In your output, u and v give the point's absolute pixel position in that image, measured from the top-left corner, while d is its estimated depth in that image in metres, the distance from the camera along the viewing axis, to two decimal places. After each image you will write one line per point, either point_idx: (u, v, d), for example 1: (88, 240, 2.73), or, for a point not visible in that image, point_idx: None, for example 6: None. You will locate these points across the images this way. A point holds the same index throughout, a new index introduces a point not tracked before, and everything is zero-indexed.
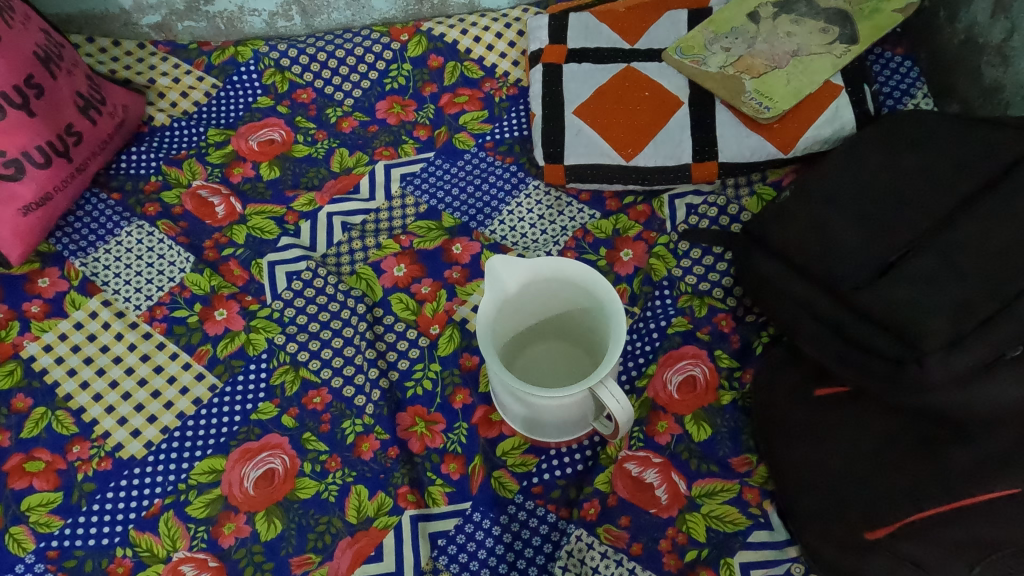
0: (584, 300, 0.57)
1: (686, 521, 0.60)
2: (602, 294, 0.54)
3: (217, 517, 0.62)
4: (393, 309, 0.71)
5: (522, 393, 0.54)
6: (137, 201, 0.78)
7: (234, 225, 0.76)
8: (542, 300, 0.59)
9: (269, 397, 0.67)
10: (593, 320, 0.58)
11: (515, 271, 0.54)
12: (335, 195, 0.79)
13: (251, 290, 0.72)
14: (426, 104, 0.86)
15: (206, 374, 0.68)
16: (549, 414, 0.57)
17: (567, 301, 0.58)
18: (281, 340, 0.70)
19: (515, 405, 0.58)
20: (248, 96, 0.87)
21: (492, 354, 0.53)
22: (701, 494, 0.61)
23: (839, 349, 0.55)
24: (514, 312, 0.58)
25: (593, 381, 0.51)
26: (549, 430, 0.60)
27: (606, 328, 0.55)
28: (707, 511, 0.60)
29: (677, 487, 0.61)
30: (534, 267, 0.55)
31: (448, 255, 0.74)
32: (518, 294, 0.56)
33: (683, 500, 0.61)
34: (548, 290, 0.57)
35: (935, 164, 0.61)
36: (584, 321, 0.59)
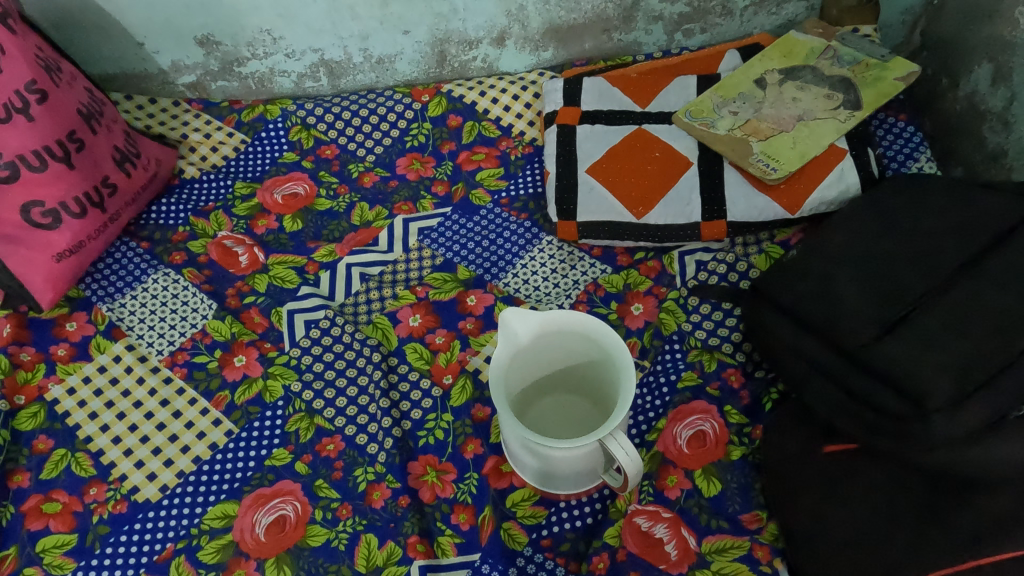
0: (594, 351, 0.58)
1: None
2: (612, 345, 0.55)
3: (227, 564, 0.62)
4: (408, 359, 0.73)
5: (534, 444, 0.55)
6: (165, 250, 0.81)
7: (257, 274, 0.79)
8: (551, 351, 0.60)
9: (284, 443, 0.68)
10: (603, 371, 0.59)
11: (526, 321, 0.56)
12: (354, 247, 0.81)
13: (270, 337, 0.74)
14: (444, 161, 0.89)
15: (223, 419, 0.70)
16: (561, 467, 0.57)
17: (577, 352, 0.60)
18: (297, 387, 0.71)
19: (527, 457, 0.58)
20: (274, 152, 0.91)
21: (504, 405, 0.54)
22: (712, 553, 0.61)
23: (843, 404, 0.56)
24: (524, 363, 0.59)
25: (605, 431, 0.52)
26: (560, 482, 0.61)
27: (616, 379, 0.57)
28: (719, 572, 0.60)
29: (687, 545, 0.61)
30: (543, 319, 0.56)
31: (462, 307, 0.76)
32: (529, 345, 0.58)
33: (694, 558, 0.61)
34: (557, 342, 0.59)
35: (938, 226, 0.62)
36: (593, 371, 0.61)
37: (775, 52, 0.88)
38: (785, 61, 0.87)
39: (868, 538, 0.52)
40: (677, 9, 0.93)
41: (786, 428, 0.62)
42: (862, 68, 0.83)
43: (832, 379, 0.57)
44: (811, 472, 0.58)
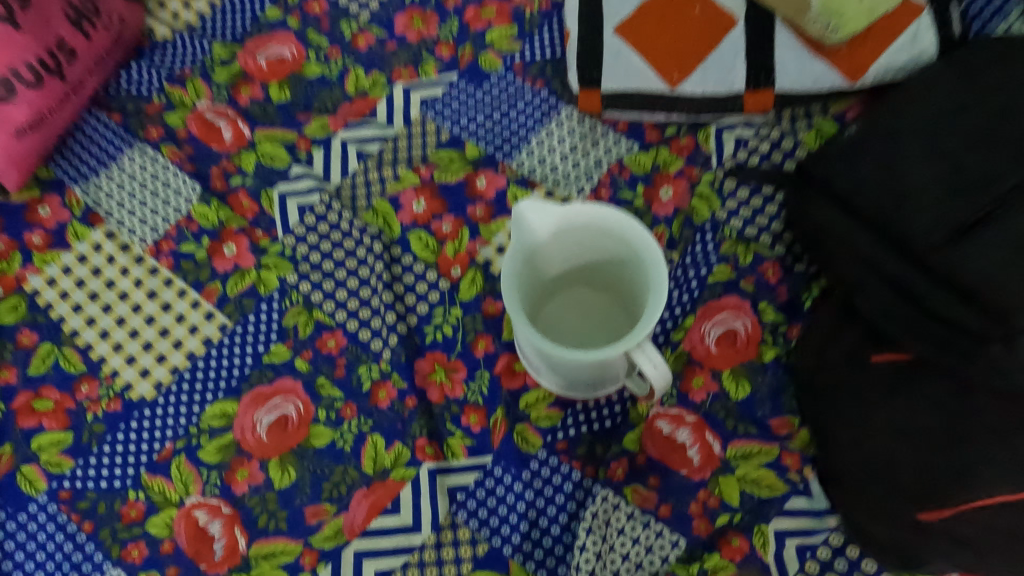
0: (621, 248, 0.52)
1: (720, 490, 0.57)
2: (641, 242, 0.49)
3: (230, 463, 0.61)
4: (412, 248, 0.66)
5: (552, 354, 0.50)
6: (140, 124, 0.72)
7: (243, 152, 0.71)
8: (572, 248, 0.54)
9: (282, 339, 0.64)
10: (630, 271, 0.53)
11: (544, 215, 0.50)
12: (350, 120, 0.72)
13: (262, 224, 0.68)
14: (449, 18, 0.77)
15: (216, 313, 0.65)
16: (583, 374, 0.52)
17: (601, 249, 0.54)
18: (294, 280, 0.66)
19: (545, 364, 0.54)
20: (254, 7, 0.78)
21: (519, 310, 0.48)
22: (739, 459, 0.58)
23: (903, 310, 0.49)
24: (541, 262, 0.53)
25: (632, 340, 0.47)
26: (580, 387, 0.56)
27: (645, 279, 0.51)
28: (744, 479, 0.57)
29: (712, 451, 0.58)
30: (564, 212, 0.50)
31: (471, 190, 0.68)
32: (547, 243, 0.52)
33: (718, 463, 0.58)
34: (579, 238, 0.53)
35: None
36: (618, 270, 0.55)
37: None
38: None
39: (909, 455, 0.48)
40: None
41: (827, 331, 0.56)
42: None
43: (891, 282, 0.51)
44: (852, 380, 0.52)
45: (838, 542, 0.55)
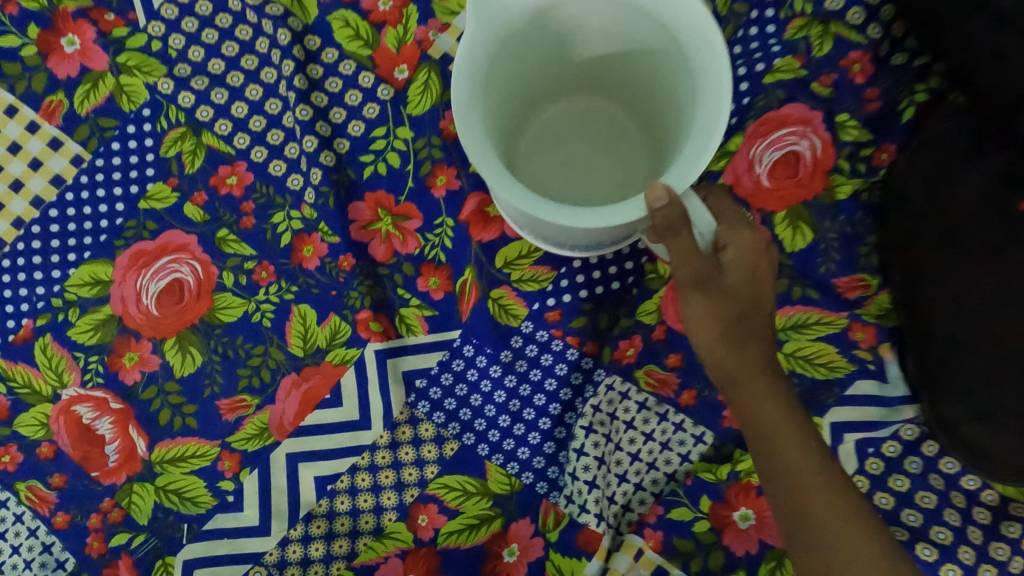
0: (640, 37, 0.35)
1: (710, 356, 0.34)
2: (679, 22, 0.33)
3: (112, 345, 0.45)
4: (336, 39, 0.46)
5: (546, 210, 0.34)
6: None
7: None
8: (561, 41, 0.37)
9: (162, 177, 0.46)
10: (652, 69, 0.37)
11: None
12: None
13: (113, 4, 0.46)
14: None
15: (64, 141, 0.46)
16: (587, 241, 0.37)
17: (608, 46, 0.37)
18: (169, 89, 0.46)
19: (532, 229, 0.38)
20: None
21: (489, 140, 0.32)
22: (731, 295, 0.34)
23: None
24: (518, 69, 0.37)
25: (675, 181, 0.31)
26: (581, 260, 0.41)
27: (682, 83, 0.35)
28: (739, 337, 0.34)
29: (700, 297, 0.34)
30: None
31: None
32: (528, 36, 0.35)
33: (710, 322, 0.34)
34: (572, 22, 0.36)
35: None
36: (630, 69, 0.38)
37: None
38: None
39: None
40: None
41: (944, 157, 0.39)
42: None
43: None
44: (986, 238, 0.36)
45: (911, 435, 0.42)
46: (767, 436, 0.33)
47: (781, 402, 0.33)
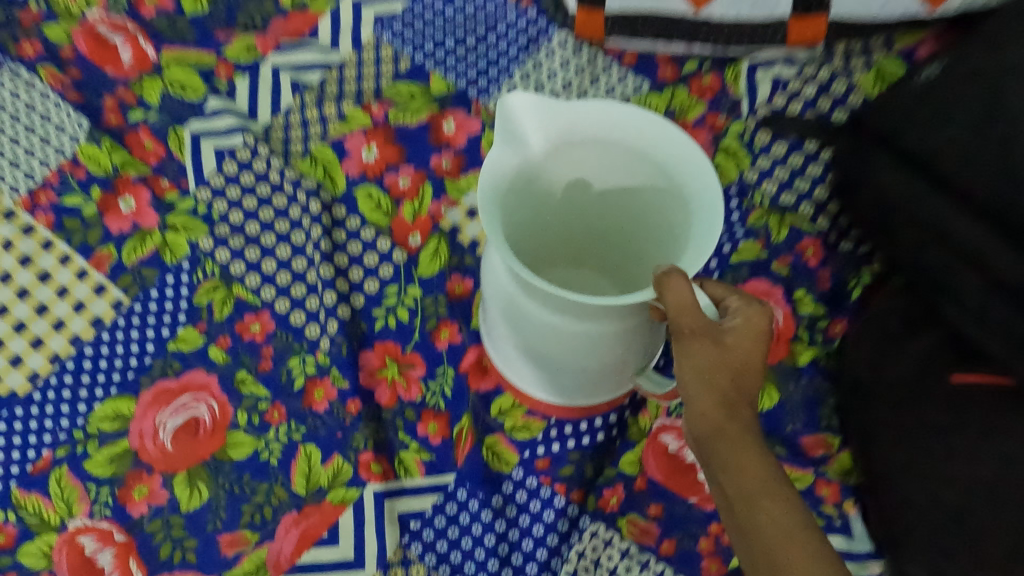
0: (637, 176, 0.41)
1: (700, 423, 0.35)
2: (671, 160, 0.38)
3: (125, 478, 0.48)
4: (359, 208, 0.53)
5: (557, 309, 0.37)
6: (10, 37, 0.56)
7: (145, 78, 0.55)
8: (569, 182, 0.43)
9: (192, 322, 0.51)
10: (649, 211, 0.42)
11: (536, 118, 0.39)
12: (283, 42, 0.57)
13: (169, 172, 0.53)
14: None
15: (108, 286, 0.51)
16: (589, 353, 0.40)
17: (605, 184, 0.43)
18: (208, 246, 0.52)
19: (536, 338, 0.41)
20: None
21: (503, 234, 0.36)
22: (729, 366, 0.35)
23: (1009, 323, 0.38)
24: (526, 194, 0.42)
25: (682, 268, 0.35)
26: (580, 380, 0.44)
27: (675, 214, 0.40)
28: (732, 411, 0.35)
29: (699, 361, 0.35)
30: (566, 115, 0.39)
31: (437, 137, 0.54)
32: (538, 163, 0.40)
33: (708, 392, 0.35)
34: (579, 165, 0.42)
35: None
36: (628, 212, 0.44)
37: None
38: None
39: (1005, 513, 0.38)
40: None
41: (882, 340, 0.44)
42: None
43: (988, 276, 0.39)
44: (924, 407, 0.41)
45: None
46: (758, 508, 0.33)
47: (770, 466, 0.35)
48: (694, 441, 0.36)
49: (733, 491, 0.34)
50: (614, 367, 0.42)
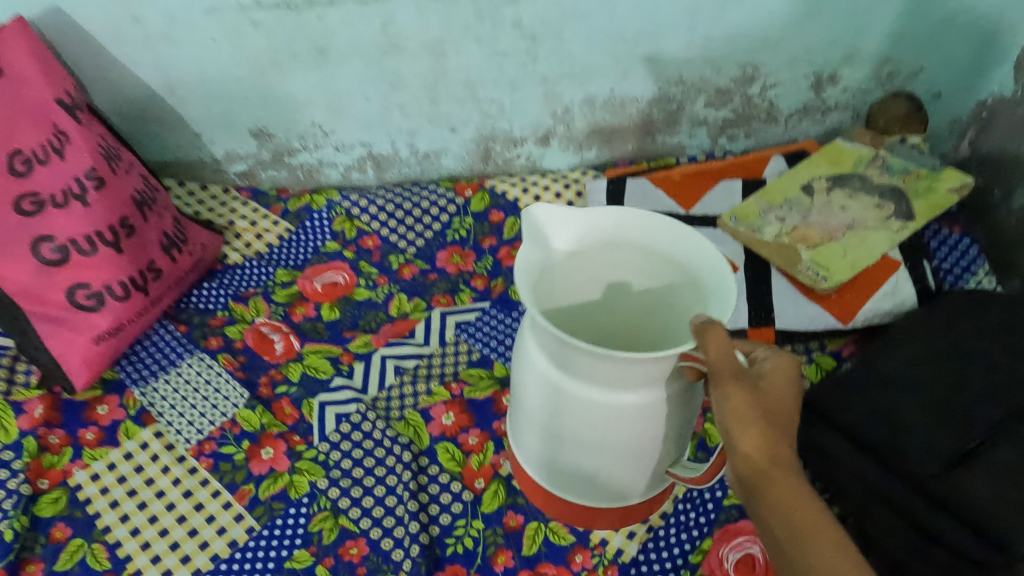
0: (653, 271, 0.51)
1: (746, 465, 0.44)
2: (684, 249, 0.48)
3: None
4: (438, 459, 0.70)
5: (596, 379, 0.44)
6: (202, 334, 0.79)
7: (291, 363, 0.77)
8: (592, 279, 0.53)
9: (306, 544, 0.65)
10: (665, 294, 0.52)
11: (566, 225, 0.50)
12: (391, 338, 0.79)
13: (300, 430, 0.72)
14: (484, 256, 0.88)
15: (245, 515, 0.67)
16: (620, 431, 0.46)
17: (624, 281, 0.53)
18: (324, 485, 0.68)
19: (576, 414, 0.47)
20: (316, 241, 0.89)
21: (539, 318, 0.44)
22: (762, 410, 0.43)
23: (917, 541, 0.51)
24: (557, 289, 0.52)
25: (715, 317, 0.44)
26: (617, 458, 0.49)
27: (693, 303, 0.49)
28: (770, 449, 0.43)
29: (738, 411, 0.43)
30: (586, 223, 0.50)
31: (498, 406, 0.73)
32: (566, 260, 0.51)
33: (748, 437, 0.43)
34: (601, 262, 0.52)
35: (995, 350, 0.61)
36: (647, 304, 0.53)
37: (822, 159, 0.85)
38: (833, 169, 0.84)
39: None
40: (723, 114, 0.93)
41: None
42: (913, 178, 0.81)
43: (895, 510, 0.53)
44: None
45: None
46: (799, 536, 0.41)
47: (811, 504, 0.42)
48: (743, 478, 0.44)
49: (779, 524, 0.42)
50: (646, 444, 0.48)
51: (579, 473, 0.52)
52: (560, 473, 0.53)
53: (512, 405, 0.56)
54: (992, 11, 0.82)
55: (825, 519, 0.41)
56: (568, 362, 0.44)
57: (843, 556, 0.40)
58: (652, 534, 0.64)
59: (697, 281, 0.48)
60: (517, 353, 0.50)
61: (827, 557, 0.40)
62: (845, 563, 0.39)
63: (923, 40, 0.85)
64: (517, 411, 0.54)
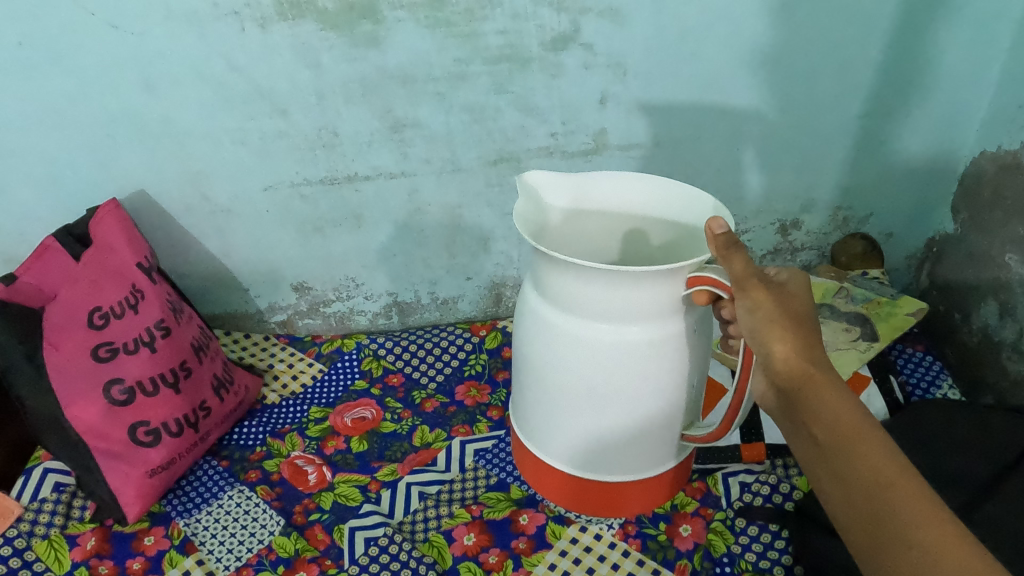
0: (643, 219, 0.65)
1: (784, 369, 0.47)
2: (664, 200, 0.63)
3: None
4: None
5: (605, 311, 0.53)
6: (242, 468, 0.87)
7: (323, 492, 0.83)
8: (590, 228, 0.67)
9: None
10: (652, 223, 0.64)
11: (560, 188, 0.64)
12: (414, 466, 0.86)
13: (331, 554, 0.76)
14: (499, 387, 0.96)
15: None
16: (632, 363, 0.54)
17: (621, 231, 0.66)
18: None
19: (587, 350, 0.55)
20: (346, 379, 0.99)
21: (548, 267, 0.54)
22: (791, 316, 0.47)
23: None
24: (562, 237, 0.66)
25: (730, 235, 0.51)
26: (626, 401, 0.57)
27: (682, 239, 0.62)
28: (806, 354, 0.46)
29: (771, 315, 0.47)
30: (579, 184, 0.64)
31: (516, 525, 0.77)
32: (562, 217, 0.65)
33: (784, 339, 0.47)
34: (595, 211, 0.66)
35: (949, 442, 0.70)
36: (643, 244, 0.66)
37: None
38: None
39: None
40: None
41: None
42: (875, 305, 0.92)
43: None
44: None
45: None
46: (846, 440, 0.43)
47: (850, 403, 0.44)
48: (783, 382, 0.47)
49: (822, 429, 0.44)
50: (653, 383, 0.56)
51: (590, 425, 0.59)
52: (571, 427, 0.60)
53: (519, 371, 0.64)
54: (924, 164, 0.97)
55: (870, 426, 0.43)
56: (579, 296, 0.53)
57: (888, 463, 0.41)
58: None
59: (681, 223, 0.62)
60: (527, 310, 0.60)
61: (871, 458, 0.42)
62: (888, 465, 0.41)
63: (870, 189, 0.99)
64: (525, 373, 0.62)
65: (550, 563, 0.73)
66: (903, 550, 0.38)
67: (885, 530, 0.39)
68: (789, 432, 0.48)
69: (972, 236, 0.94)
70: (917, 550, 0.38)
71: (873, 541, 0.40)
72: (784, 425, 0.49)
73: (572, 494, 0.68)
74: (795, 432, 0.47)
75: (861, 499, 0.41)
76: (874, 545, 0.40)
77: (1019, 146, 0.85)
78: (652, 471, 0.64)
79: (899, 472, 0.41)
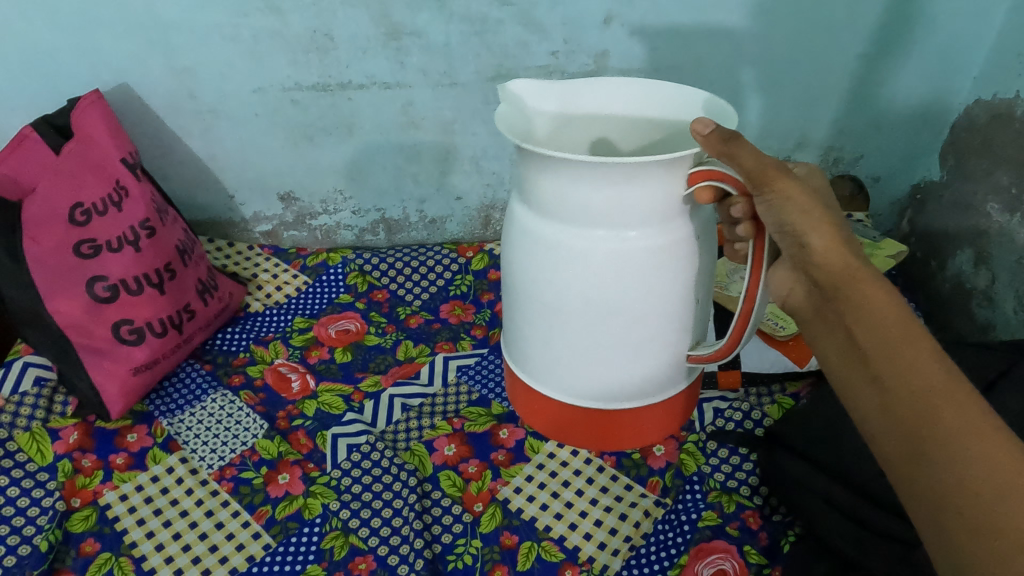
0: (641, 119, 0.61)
1: (821, 262, 0.45)
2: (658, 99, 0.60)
3: None
4: (441, 485, 0.75)
5: (609, 216, 0.52)
6: (225, 373, 0.87)
7: (306, 399, 0.84)
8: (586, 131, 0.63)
9: (318, 560, 0.68)
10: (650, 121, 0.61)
11: (547, 94, 0.61)
12: (398, 379, 0.87)
13: (314, 458, 0.77)
14: (483, 308, 0.97)
15: (262, 533, 0.71)
16: (626, 275, 0.53)
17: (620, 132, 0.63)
18: (336, 506, 0.72)
19: (591, 263, 0.53)
20: (331, 293, 0.99)
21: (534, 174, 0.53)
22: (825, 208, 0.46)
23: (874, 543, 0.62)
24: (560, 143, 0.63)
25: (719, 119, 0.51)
26: (631, 315, 0.56)
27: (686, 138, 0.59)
28: (843, 248, 0.45)
29: (808, 210, 0.46)
30: (567, 87, 0.61)
31: (495, 439, 0.79)
32: (552, 124, 0.62)
33: (820, 231, 0.45)
34: (589, 113, 0.62)
35: None
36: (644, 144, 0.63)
37: None
38: None
39: None
40: None
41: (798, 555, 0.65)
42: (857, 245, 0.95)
43: (843, 513, 0.65)
44: None
45: None
46: (890, 343, 0.40)
47: (892, 302, 0.42)
48: (819, 275, 0.45)
49: (862, 331, 0.42)
50: (660, 293, 0.55)
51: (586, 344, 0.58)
52: (578, 353, 0.59)
53: (516, 307, 0.62)
54: (918, 109, 0.97)
55: (917, 332, 0.41)
56: (582, 203, 0.51)
57: (938, 371, 0.39)
58: (635, 552, 0.69)
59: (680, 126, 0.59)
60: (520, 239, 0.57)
61: (916, 365, 0.39)
62: (936, 374, 0.38)
63: (862, 132, 1.00)
64: (518, 303, 0.61)
65: (528, 475, 0.75)
66: (942, 458, 0.36)
67: (925, 435, 0.37)
68: (821, 331, 0.46)
69: (957, 182, 0.95)
70: (959, 462, 0.36)
71: (907, 449, 0.38)
72: (814, 329, 0.47)
73: (563, 425, 0.70)
74: (827, 330, 0.45)
75: (899, 407, 0.39)
76: (911, 454, 0.38)
77: (1014, 95, 0.86)
78: (657, 397, 0.64)
79: (946, 381, 0.38)
